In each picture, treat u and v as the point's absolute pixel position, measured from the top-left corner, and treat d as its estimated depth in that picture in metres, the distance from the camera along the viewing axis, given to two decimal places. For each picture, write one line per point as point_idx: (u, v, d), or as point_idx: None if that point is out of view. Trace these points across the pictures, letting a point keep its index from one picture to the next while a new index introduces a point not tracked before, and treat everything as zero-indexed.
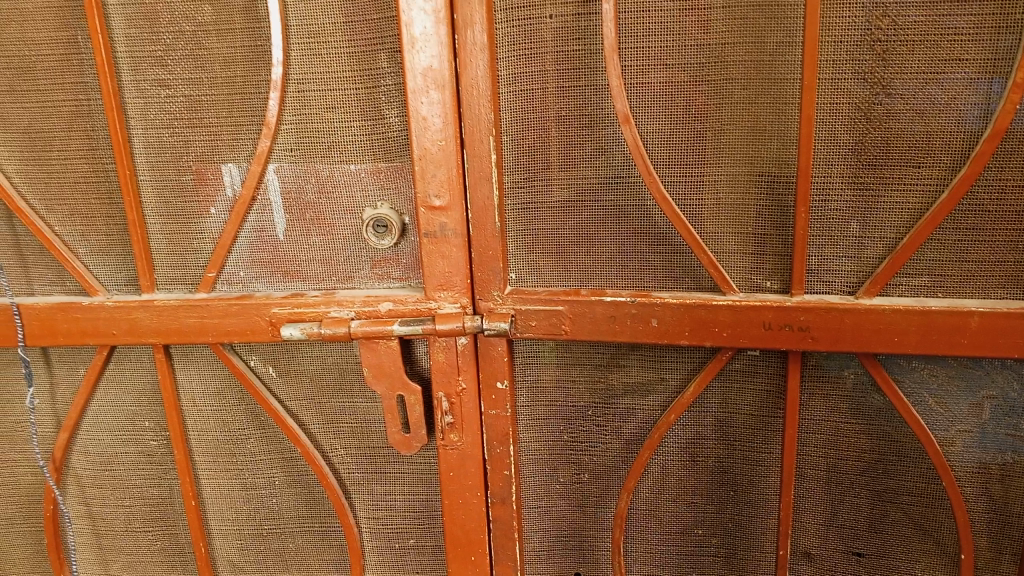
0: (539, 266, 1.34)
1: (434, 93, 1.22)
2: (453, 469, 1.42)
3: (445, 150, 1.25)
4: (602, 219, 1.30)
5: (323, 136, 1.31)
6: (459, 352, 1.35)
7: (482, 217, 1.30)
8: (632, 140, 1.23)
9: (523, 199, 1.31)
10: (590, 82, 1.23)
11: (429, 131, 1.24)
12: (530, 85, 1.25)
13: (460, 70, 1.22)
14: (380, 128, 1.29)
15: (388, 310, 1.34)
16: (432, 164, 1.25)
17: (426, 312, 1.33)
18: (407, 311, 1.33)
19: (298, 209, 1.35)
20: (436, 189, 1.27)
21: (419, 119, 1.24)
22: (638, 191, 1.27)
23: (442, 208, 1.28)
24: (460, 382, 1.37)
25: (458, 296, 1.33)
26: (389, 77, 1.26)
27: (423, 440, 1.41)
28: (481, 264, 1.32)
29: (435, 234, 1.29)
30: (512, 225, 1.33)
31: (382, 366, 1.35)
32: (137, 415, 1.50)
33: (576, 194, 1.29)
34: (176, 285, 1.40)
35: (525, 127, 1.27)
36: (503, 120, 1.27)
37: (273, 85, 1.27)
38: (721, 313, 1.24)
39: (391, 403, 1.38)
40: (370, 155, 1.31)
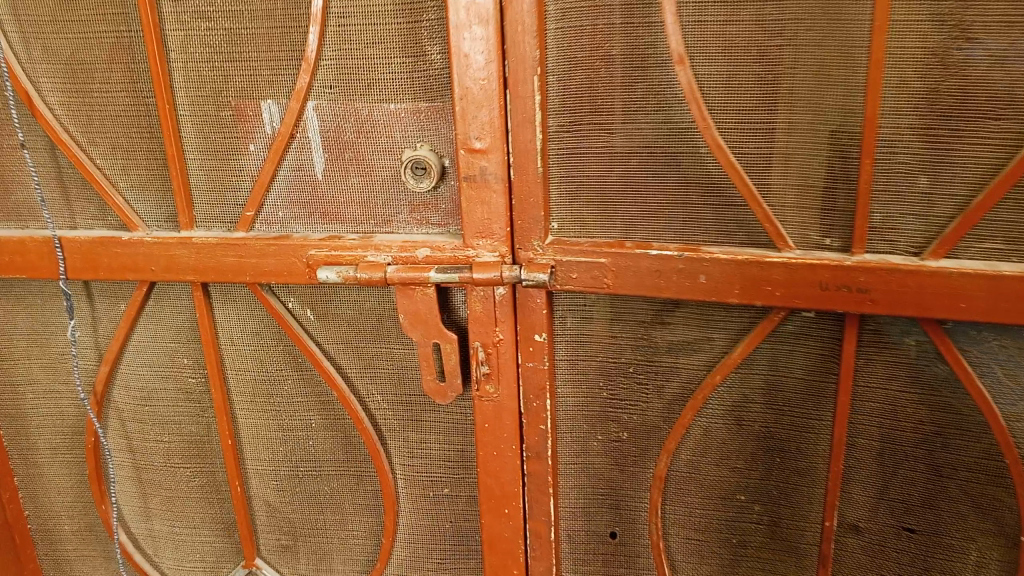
0: (585, 215, 1.28)
1: (476, 28, 1.17)
2: (488, 421, 1.40)
3: (486, 89, 1.20)
4: (651, 168, 1.23)
5: (363, 73, 1.26)
6: (497, 302, 1.31)
7: (524, 161, 1.25)
8: (687, 83, 1.17)
9: (568, 144, 1.25)
10: (642, 21, 1.16)
11: (470, 70, 1.19)
12: (579, 22, 1.18)
13: (504, 4, 1.16)
14: (422, 67, 1.24)
15: (425, 257, 1.31)
16: (473, 105, 1.21)
17: (463, 260, 1.30)
18: (444, 258, 1.30)
19: (337, 149, 1.31)
20: (478, 131, 1.22)
21: (460, 56, 1.19)
22: (690, 138, 1.20)
23: (482, 152, 1.23)
24: (497, 333, 1.33)
25: (497, 245, 1.29)
26: (432, 12, 1.20)
27: (458, 391, 1.38)
28: (522, 211, 1.27)
29: (475, 178, 1.25)
30: (555, 172, 1.27)
31: (417, 315, 1.33)
32: (175, 352, 1.50)
33: (624, 140, 1.23)
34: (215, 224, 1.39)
35: (573, 67, 1.20)
36: (549, 60, 1.21)
37: (313, 18, 1.23)
38: (775, 272, 1.18)
39: (426, 351, 1.36)
40: (410, 94, 1.26)
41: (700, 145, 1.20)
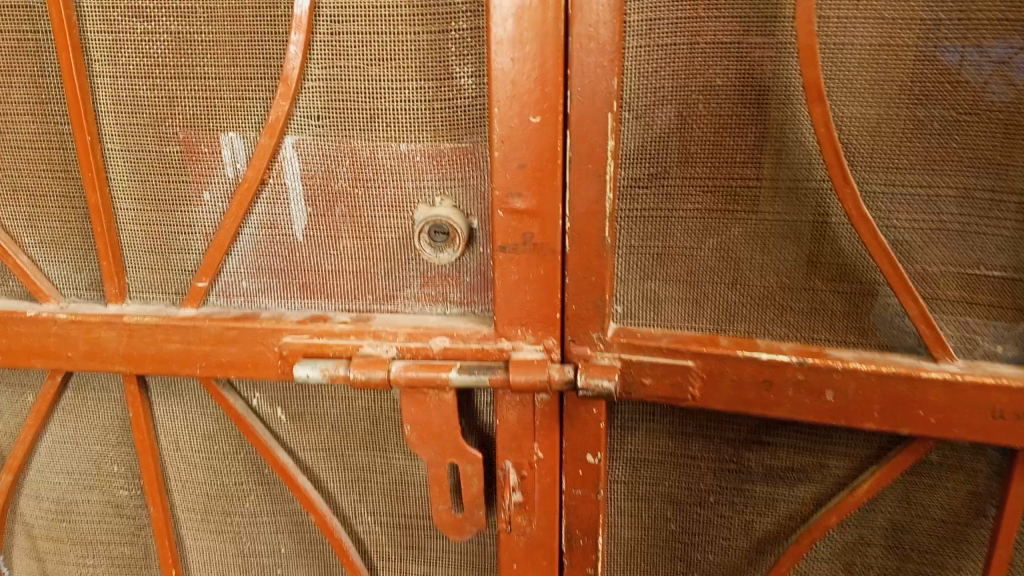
0: (662, 300, 0.95)
1: (529, 45, 0.83)
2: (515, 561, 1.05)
3: (538, 129, 0.86)
4: (758, 241, 0.90)
5: (363, 100, 0.91)
6: (537, 410, 0.97)
7: (585, 228, 0.91)
8: (823, 126, 0.82)
9: (646, 203, 0.92)
10: (762, 41, 0.82)
11: (519, 101, 0.86)
12: (672, 41, 0.85)
13: (569, 13, 0.82)
14: (445, 96, 0.90)
15: (442, 350, 0.96)
16: (518, 149, 0.87)
17: (495, 356, 0.95)
18: (468, 352, 0.95)
19: (325, 201, 0.96)
20: (520, 185, 0.89)
21: (507, 82, 0.85)
22: (819, 202, 0.86)
23: (530, 213, 0.90)
24: (536, 450, 0.99)
25: (543, 337, 0.95)
26: (463, 19, 0.86)
27: (480, 525, 1.03)
28: (576, 292, 0.93)
29: (517, 246, 0.91)
30: (623, 239, 0.94)
31: (428, 425, 0.98)
32: (102, 456, 1.14)
33: (722, 202, 0.90)
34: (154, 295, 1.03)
35: (658, 101, 0.87)
36: (624, 90, 0.87)
37: (295, 22, 0.87)
38: (931, 391, 0.85)
39: (439, 473, 1.00)
40: (429, 131, 0.91)
41: (834, 214, 0.86)
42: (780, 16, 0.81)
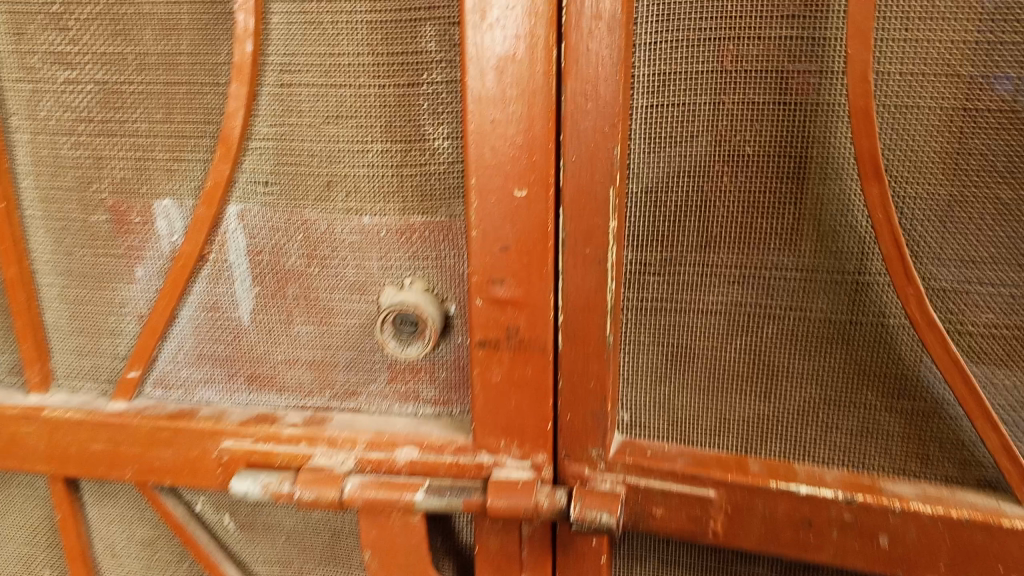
0: (678, 410, 0.78)
1: (512, 105, 0.68)
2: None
3: (524, 205, 0.70)
4: (796, 344, 0.73)
5: (320, 163, 0.77)
6: (523, 538, 0.80)
7: (584, 325, 0.74)
8: (879, 208, 0.66)
9: (659, 293, 0.75)
10: (805, 102, 0.66)
11: (501, 171, 0.70)
12: (692, 100, 0.69)
13: (563, 65, 0.67)
14: (415, 160, 0.74)
15: (408, 462, 0.79)
16: (498, 229, 0.72)
17: (472, 472, 0.78)
18: (440, 467, 0.79)
19: (275, 281, 0.81)
20: (503, 271, 0.73)
21: (487, 149, 0.70)
22: (872, 300, 0.69)
23: (514, 304, 0.74)
24: None
25: (531, 453, 0.78)
26: (437, 71, 0.70)
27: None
28: (569, 400, 0.76)
29: (498, 342, 0.75)
30: (631, 334, 0.77)
31: (391, 553, 0.80)
32: (32, 559, 1.00)
33: (753, 296, 0.73)
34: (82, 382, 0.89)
35: (673, 172, 0.71)
36: (632, 158, 0.72)
37: (235, 70, 0.73)
38: (1014, 542, 0.66)
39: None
40: (396, 201, 0.76)
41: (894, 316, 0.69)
42: (825, 71, 0.65)
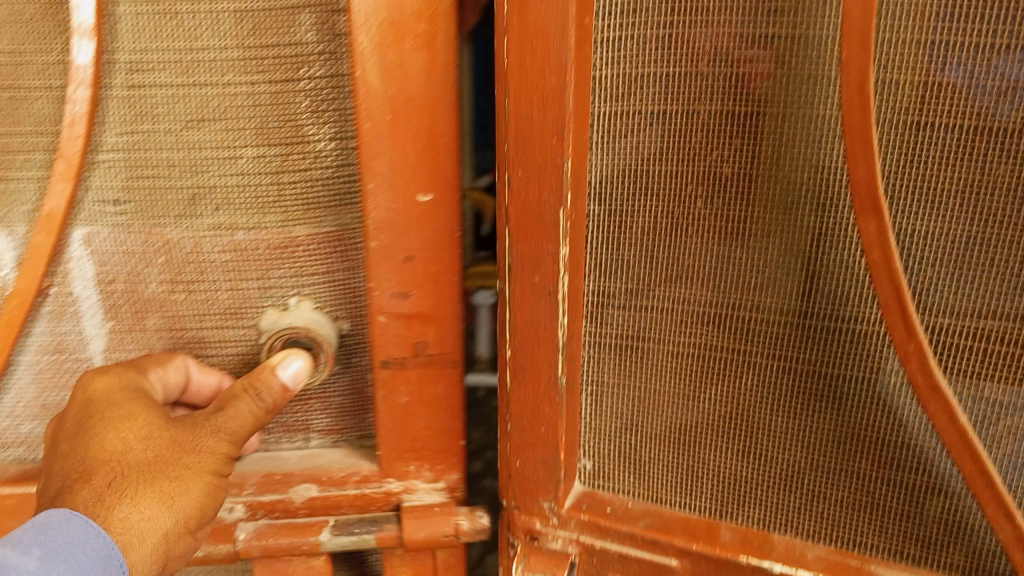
0: (642, 461, 0.68)
1: (410, 106, 0.62)
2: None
3: (428, 210, 0.65)
4: (777, 399, 0.62)
5: (182, 174, 0.68)
6: (437, 565, 0.78)
7: (532, 361, 0.65)
8: (874, 248, 0.54)
9: (623, 329, 0.64)
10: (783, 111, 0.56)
11: (400, 178, 0.64)
12: (661, 106, 0.58)
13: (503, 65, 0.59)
14: (294, 171, 0.69)
15: (308, 501, 0.77)
16: (402, 240, 0.66)
17: (381, 501, 0.77)
18: (345, 501, 0.77)
19: (133, 311, 0.73)
20: (404, 282, 0.68)
21: (387, 155, 0.63)
22: (866, 352, 0.58)
23: (420, 319, 0.70)
24: None
25: (444, 474, 0.76)
26: (318, 64, 0.64)
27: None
28: (519, 447, 0.68)
29: (405, 360, 0.71)
30: (592, 373, 0.67)
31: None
32: None
33: (728, 339, 0.62)
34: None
35: (639, 189, 0.60)
36: (592, 173, 0.61)
37: (81, 68, 0.62)
38: None
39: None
40: (274, 214, 0.70)
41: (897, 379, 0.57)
42: (819, 79, 0.54)
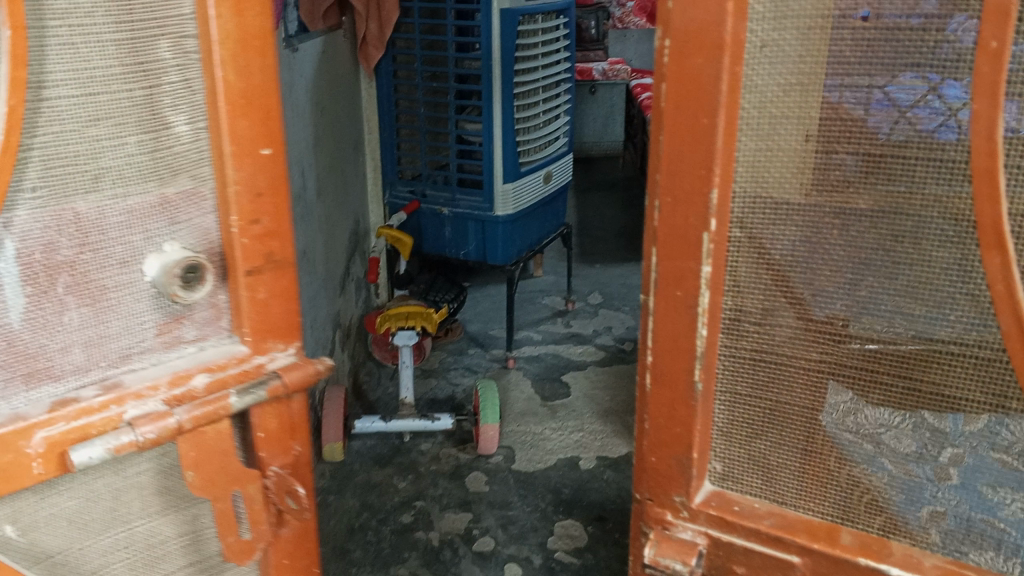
0: (788, 392, 1.01)
1: (254, 91, 1.13)
2: (258, 540, 1.25)
3: (268, 157, 1.16)
4: (840, 403, 0.97)
5: (85, 162, 1.03)
6: (290, 411, 1.27)
7: (681, 321, 1.02)
8: (989, 221, 0.82)
9: (794, 285, 0.95)
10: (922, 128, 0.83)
11: (257, 137, 1.14)
12: (838, 133, 0.87)
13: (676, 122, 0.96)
14: (161, 146, 1.09)
15: (205, 384, 1.14)
16: (189, 160, 1.11)
17: (249, 372, 1.19)
18: (222, 375, 1.16)
19: (44, 274, 1.02)
20: (238, 202, 1.14)
21: (233, 124, 1.12)
22: (974, 301, 0.86)
23: (269, 235, 1.19)
24: (292, 445, 1.29)
25: (287, 343, 1.25)
26: (173, 72, 1.08)
27: (266, 539, 1.26)
28: (671, 382, 1.06)
29: (261, 245, 1.18)
30: (751, 321, 1.00)
31: (203, 462, 1.16)
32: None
33: (879, 280, 0.90)
34: (138, 463, 1.14)
35: (815, 191, 0.91)
36: (772, 184, 0.93)
37: (9, 108, 0.94)
38: None
39: (225, 509, 1.20)
40: (151, 180, 1.09)
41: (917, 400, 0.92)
42: (945, 121, 0.82)
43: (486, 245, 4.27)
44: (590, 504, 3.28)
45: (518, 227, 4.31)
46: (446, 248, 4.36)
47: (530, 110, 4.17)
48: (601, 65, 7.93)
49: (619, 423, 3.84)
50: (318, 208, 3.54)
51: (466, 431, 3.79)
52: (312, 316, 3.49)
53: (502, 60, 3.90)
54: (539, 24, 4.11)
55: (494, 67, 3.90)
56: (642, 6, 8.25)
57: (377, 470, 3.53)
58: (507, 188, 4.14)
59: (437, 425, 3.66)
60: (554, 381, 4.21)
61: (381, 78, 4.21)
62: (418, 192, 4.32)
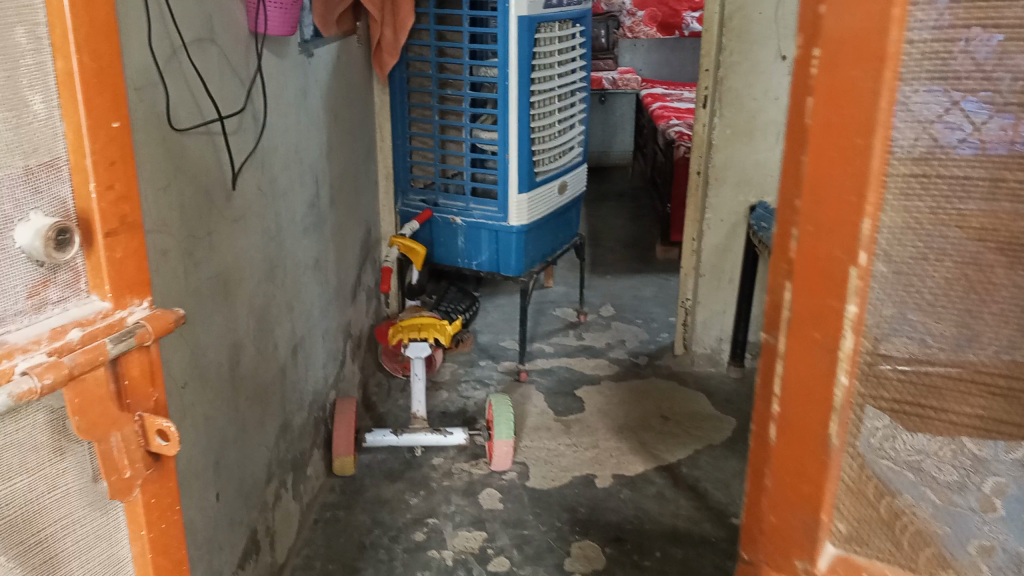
0: (883, 436, 0.99)
1: (101, 52, 0.92)
2: (137, 479, 1.04)
3: (118, 131, 0.96)
4: (880, 428, 0.99)
5: None
6: (151, 357, 1.04)
7: (801, 362, 1.00)
8: None
9: (908, 327, 0.94)
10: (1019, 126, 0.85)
11: (105, 107, 0.93)
12: (943, 160, 0.88)
13: (815, 153, 0.92)
14: (20, 123, 0.86)
15: (80, 338, 0.91)
16: (42, 136, 0.89)
17: (117, 321, 0.97)
18: (98, 328, 0.94)
19: None
20: (98, 175, 0.94)
21: (89, 103, 0.91)
22: None
23: (122, 198, 0.97)
24: (154, 391, 1.05)
25: (141, 295, 1.01)
26: (28, 55, 0.86)
27: (143, 477, 1.05)
28: (788, 443, 1.04)
29: (121, 223, 0.97)
30: (865, 375, 0.96)
31: (87, 405, 0.95)
32: None
33: (974, 317, 0.92)
34: (50, 462, 0.95)
35: (918, 225, 0.90)
36: (884, 217, 0.90)
37: None
38: None
39: (107, 450, 0.99)
40: (17, 155, 0.87)
41: (967, 408, 0.96)
42: None
43: (500, 256, 4.20)
44: (608, 524, 3.20)
45: (532, 237, 4.23)
46: (459, 259, 4.30)
47: (546, 119, 4.10)
48: (609, 74, 7.85)
49: (634, 439, 3.77)
50: (330, 217, 3.45)
51: (479, 445, 3.72)
52: (324, 327, 3.41)
53: (518, 68, 3.82)
54: (556, 33, 4.03)
55: (510, 75, 3.82)
56: (652, 17, 8.19)
57: (387, 485, 3.45)
58: (522, 198, 4.06)
59: (445, 440, 3.58)
60: (567, 395, 4.15)
61: (392, 84, 4.13)
62: (430, 201, 4.26)
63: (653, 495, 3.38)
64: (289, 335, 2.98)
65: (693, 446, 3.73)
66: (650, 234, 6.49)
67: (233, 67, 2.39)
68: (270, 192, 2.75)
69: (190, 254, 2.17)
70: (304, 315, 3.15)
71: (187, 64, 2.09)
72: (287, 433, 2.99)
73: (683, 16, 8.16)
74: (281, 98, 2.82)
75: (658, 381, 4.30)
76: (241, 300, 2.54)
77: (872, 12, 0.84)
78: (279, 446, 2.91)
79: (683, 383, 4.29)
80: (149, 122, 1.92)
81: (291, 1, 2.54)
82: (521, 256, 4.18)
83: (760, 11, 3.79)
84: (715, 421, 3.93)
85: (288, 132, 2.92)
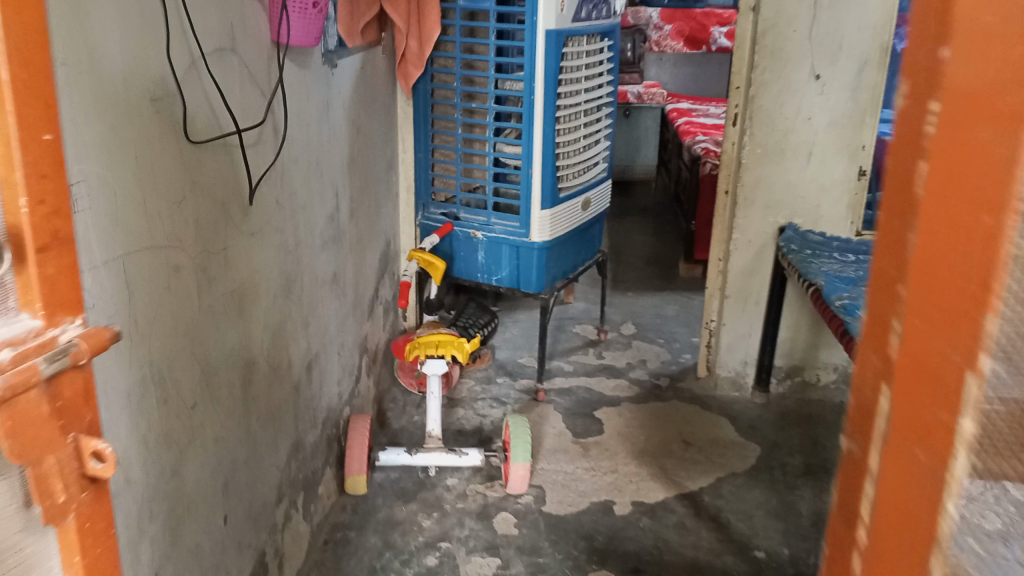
0: (995, 521, 0.73)
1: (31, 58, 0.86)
2: (70, 503, 0.98)
3: (51, 145, 0.90)
4: (974, 498, 0.73)
5: None
6: (82, 378, 0.98)
7: (897, 476, 0.79)
8: None
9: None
10: None
11: (31, 116, 0.87)
12: None
13: (934, 225, 0.72)
14: None
15: (8, 360, 0.84)
16: None
17: (47, 341, 0.91)
18: (28, 347, 0.88)
19: None
20: (26, 188, 0.87)
21: (18, 112, 0.85)
22: None
23: (53, 212, 0.91)
24: (86, 413, 0.99)
25: (73, 313, 0.95)
26: None
27: (76, 501, 0.99)
28: (882, 565, 0.83)
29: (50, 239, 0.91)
30: (979, 474, 0.72)
31: (19, 430, 0.88)
32: None
33: None
34: None
35: None
36: (1013, 280, 0.65)
37: None
38: None
39: (40, 473, 0.93)
40: None
41: None
42: None
43: (520, 272, 4.12)
44: (626, 554, 3.10)
45: (554, 253, 4.15)
46: (478, 273, 4.23)
47: (571, 134, 4.02)
48: (634, 88, 7.76)
49: (655, 465, 3.67)
50: (349, 230, 3.38)
51: (494, 467, 3.63)
52: (340, 343, 3.33)
53: (545, 82, 3.74)
54: (583, 47, 3.96)
55: (536, 88, 3.74)
56: (678, 30, 8.10)
57: (399, 506, 3.37)
58: (545, 214, 3.98)
59: (459, 461, 3.49)
60: (586, 416, 4.05)
61: (416, 95, 4.06)
62: (451, 214, 4.18)
63: (673, 525, 3.28)
64: (304, 352, 2.90)
65: (715, 474, 3.62)
66: (672, 251, 6.39)
67: (254, 78, 2.32)
68: (289, 206, 2.68)
69: (203, 270, 2.10)
70: (320, 331, 3.08)
71: (206, 75, 2.02)
72: (299, 452, 2.91)
73: (711, 31, 8.04)
74: (302, 110, 2.75)
75: (680, 404, 4.20)
76: (256, 317, 2.46)
77: (1005, 63, 0.64)
78: (290, 465, 2.83)
79: (706, 408, 4.19)
80: (164, 135, 1.86)
81: (314, 11, 2.44)
82: (542, 273, 4.10)
83: (795, 29, 3.70)
84: (737, 448, 3.82)
85: (309, 144, 2.85)
